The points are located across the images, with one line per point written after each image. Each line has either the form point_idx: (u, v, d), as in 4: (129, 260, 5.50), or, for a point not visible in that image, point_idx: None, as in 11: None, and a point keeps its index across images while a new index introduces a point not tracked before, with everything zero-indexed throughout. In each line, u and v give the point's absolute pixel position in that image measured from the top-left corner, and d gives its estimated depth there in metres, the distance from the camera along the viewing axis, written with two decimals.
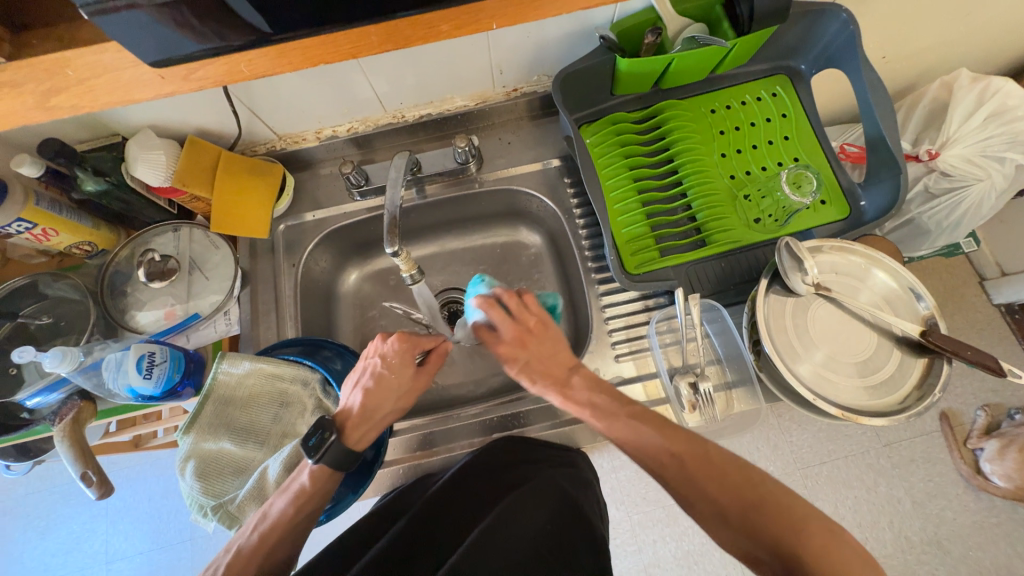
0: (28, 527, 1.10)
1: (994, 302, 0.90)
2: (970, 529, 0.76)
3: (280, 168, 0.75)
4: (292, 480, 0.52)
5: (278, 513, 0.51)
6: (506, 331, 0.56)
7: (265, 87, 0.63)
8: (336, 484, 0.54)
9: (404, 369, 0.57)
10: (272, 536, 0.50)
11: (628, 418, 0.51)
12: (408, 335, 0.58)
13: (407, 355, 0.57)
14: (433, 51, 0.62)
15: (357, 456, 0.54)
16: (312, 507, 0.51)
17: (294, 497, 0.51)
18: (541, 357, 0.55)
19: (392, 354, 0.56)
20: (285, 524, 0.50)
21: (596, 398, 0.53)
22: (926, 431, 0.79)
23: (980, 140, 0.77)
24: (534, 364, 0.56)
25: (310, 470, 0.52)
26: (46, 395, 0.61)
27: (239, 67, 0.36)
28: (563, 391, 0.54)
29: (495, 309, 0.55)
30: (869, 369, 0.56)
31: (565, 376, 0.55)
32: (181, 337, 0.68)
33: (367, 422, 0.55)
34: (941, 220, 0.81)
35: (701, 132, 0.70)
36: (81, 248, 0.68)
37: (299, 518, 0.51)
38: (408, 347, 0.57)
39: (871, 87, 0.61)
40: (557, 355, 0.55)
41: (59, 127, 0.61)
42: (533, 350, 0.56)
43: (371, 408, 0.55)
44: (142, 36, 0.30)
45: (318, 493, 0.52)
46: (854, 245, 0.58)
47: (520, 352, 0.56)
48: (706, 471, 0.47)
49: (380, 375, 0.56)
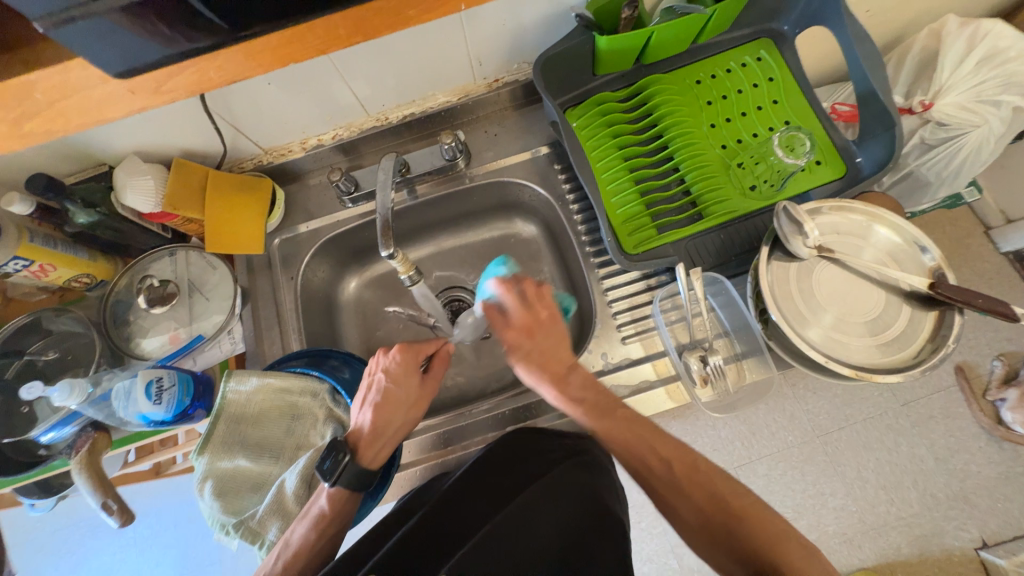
0: (61, 563, 1.12)
1: (1002, 251, 0.88)
2: (995, 481, 0.74)
3: (269, 182, 0.74)
4: (311, 505, 0.53)
5: (300, 539, 0.51)
6: (517, 317, 0.57)
7: (244, 100, 0.62)
8: (354, 505, 0.54)
9: (409, 379, 0.57)
10: (301, 562, 0.50)
11: (621, 418, 0.54)
12: (408, 345, 0.59)
13: (410, 364, 0.58)
14: (409, 47, 0.62)
15: (372, 475, 0.54)
16: (334, 530, 0.52)
17: (316, 520, 0.51)
18: (543, 349, 0.57)
19: (396, 367, 0.57)
20: (308, 549, 0.50)
21: (590, 396, 0.55)
22: (943, 385, 0.78)
23: (974, 85, 0.75)
24: (533, 357, 0.57)
25: (328, 493, 0.53)
26: (60, 429, 0.61)
27: (209, 75, 0.35)
28: (560, 386, 0.56)
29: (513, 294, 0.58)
30: (879, 327, 0.55)
31: (564, 371, 0.57)
32: (187, 360, 0.69)
33: (381, 439, 0.55)
34: (940, 171, 0.80)
35: (688, 105, 0.69)
36: (80, 281, 0.68)
37: (323, 540, 0.51)
38: (409, 356, 0.58)
39: (857, 41, 0.60)
40: (558, 349, 0.57)
41: (47, 161, 0.61)
42: (540, 337, 0.57)
43: (382, 423, 0.55)
44: (105, 47, 0.30)
45: (338, 514, 0.52)
46: (854, 204, 0.57)
47: (530, 341, 0.57)
48: (678, 479, 0.50)
49: (387, 389, 0.56)
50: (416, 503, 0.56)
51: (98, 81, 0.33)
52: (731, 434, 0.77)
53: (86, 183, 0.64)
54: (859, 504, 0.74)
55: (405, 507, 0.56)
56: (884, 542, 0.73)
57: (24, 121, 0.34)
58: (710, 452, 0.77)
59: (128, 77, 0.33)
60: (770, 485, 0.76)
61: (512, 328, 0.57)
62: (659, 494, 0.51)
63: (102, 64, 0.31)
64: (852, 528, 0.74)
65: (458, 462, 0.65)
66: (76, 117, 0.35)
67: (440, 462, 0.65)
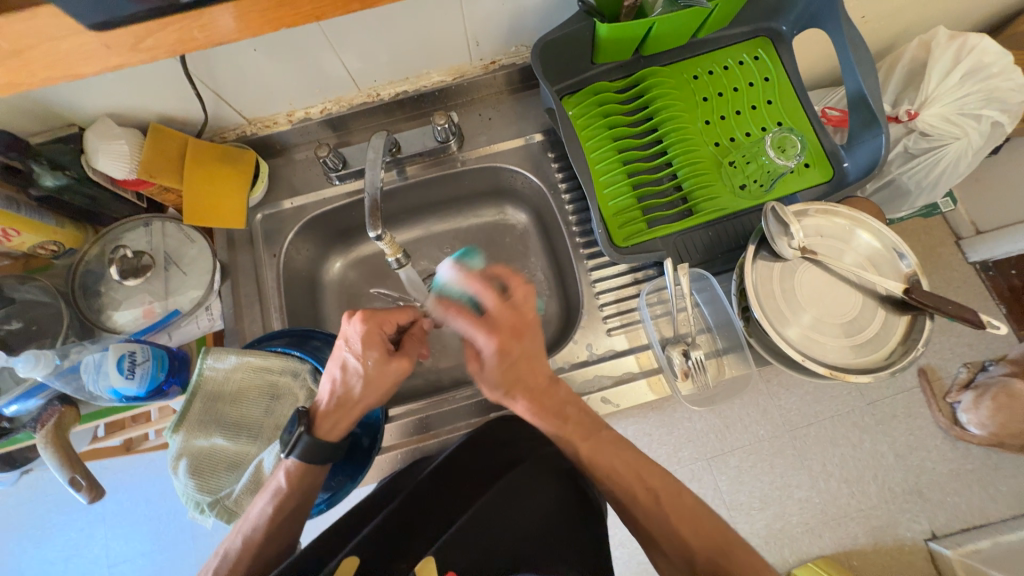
0: (24, 537, 1.08)
1: (969, 260, 0.91)
2: (947, 477, 0.78)
3: (253, 154, 0.72)
4: (272, 480, 0.52)
5: (258, 514, 0.51)
6: (501, 319, 0.54)
7: (227, 66, 0.59)
8: (318, 478, 0.53)
9: (369, 352, 0.52)
10: (255, 541, 0.50)
11: (605, 440, 0.54)
12: (371, 314, 0.53)
13: (374, 337, 0.52)
14: (405, 22, 0.60)
15: (331, 449, 0.53)
16: (291, 506, 0.51)
17: (273, 497, 0.51)
18: (522, 363, 0.55)
19: (357, 338, 0.52)
20: (265, 525, 0.50)
21: (569, 410, 0.55)
22: (906, 386, 0.81)
23: (957, 98, 0.77)
24: (507, 376, 0.55)
25: (287, 469, 0.52)
26: (23, 402, 0.59)
27: (194, 33, 0.36)
28: (538, 402, 0.55)
29: (489, 292, 0.54)
30: (854, 329, 0.57)
31: (546, 385, 0.56)
32: (162, 335, 0.67)
33: (342, 414, 0.53)
34: (920, 181, 0.82)
35: (684, 100, 0.69)
36: (46, 248, 0.65)
37: (280, 518, 0.51)
38: (371, 327, 0.52)
39: (852, 45, 0.60)
40: (536, 366, 0.55)
41: (12, 117, 0.58)
42: (518, 352, 0.54)
43: (340, 395, 0.53)
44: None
45: (297, 489, 0.51)
46: (838, 207, 0.59)
47: (515, 345, 0.54)
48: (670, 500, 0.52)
49: (345, 360, 0.52)
50: (397, 488, 0.56)
51: (67, 33, 0.33)
52: (705, 426, 0.80)
53: (55, 144, 0.61)
54: (822, 496, 0.78)
55: (386, 490, 0.56)
56: (842, 531, 0.77)
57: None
58: (683, 443, 0.79)
59: (104, 30, 0.34)
60: (739, 476, 0.79)
61: (497, 334, 0.53)
62: (643, 501, 0.52)
63: (80, 12, 0.32)
64: (813, 518, 0.78)
65: (439, 447, 0.65)
66: (41, 70, 0.35)
67: (420, 447, 0.66)
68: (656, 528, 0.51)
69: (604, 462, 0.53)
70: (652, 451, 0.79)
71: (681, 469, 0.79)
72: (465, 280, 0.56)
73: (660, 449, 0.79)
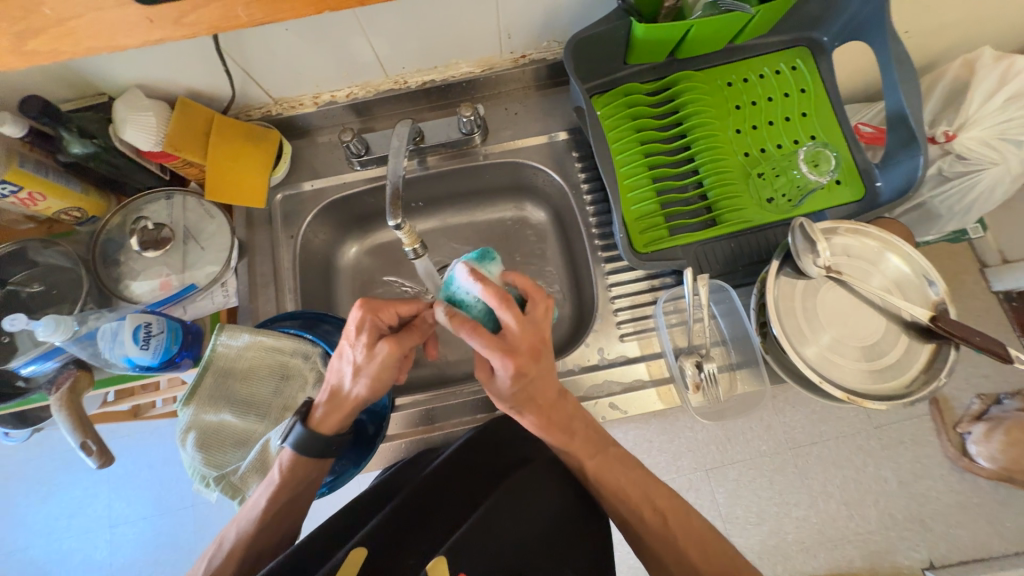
0: (30, 492, 1.11)
1: (993, 289, 0.89)
2: (952, 508, 0.77)
3: (277, 134, 0.72)
4: (270, 472, 0.52)
5: (256, 504, 0.51)
6: (518, 342, 0.45)
7: (259, 45, 0.59)
8: (315, 471, 0.53)
9: (360, 345, 0.49)
10: (253, 527, 0.51)
11: (612, 456, 0.54)
12: (367, 304, 0.49)
13: (369, 328, 0.49)
14: (438, 10, 0.59)
15: (327, 443, 0.52)
16: (288, 496, 0.51)
17: (269, 488, 0.51)
18: (536, 382, 0.49)
19: (351, 328, 0.49)
20: (263, 512, 0.51)
21: (575, 424, 0.53)
22: (918, 414, 0.80)
23: (1000, 122, 0.74)
24: (521, 394, 0.50)
25: (284, 459, 0.52)
26: (41, 363, 0.60)
27: (235, 11, 0.36)
28: (544, 418, 0.51)
29: (511, 309, 0.44)
30: (875, 354, 0.55)
31: (553, 403, 0.52)
32: (177, 308, 0.67)
33: (335, 407, 0.52)
34: (952, 205, 0.80)
35: (716, 107, 0.67)
36: (71, 214, 0.65)
37: (276, 508, 0.51)
38: (364, 319, 0.48)
39: (897, 61, 0.58)
40: (547, 384, 0.50)
41: (45, 82, 0.58)
42: (532, 374, 0.48)
43: (336, 385, 0.52)
44: None
45: (292, 481, 0.51)
46: (869, 228, 0.57)
47: (532, 367, 0.47)
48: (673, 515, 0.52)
49: (341, 350, 0.50)
50: (401, 478, 0.56)
51: (114, 5, 0.34)
52: (707, 437, 0.79)
53: (84, 112, 0.61)
54: (820, 517, 0.77)
55: (389, 482, 0.56)
56: (838, 554, 0.76)
57: (26, 39, 0.34)
58: (684, 452, 0.79)
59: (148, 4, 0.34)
60: (737, 490, 0.78)
61: (515, 356, 0.45)
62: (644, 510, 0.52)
63: None
64: (809, 538, 0.77)
65: (443, 440, 0.65)
66: (84, 40, 0.36)
67: (424, 438, 0.66)
68: (658, 537, 0.51)
69: (607, 469, 0.53)
70: (652, 458, 0.79)
71: (680, 478, 0.79)
72: (482, 293, 0.44)
73: (659, 456, 0.78)
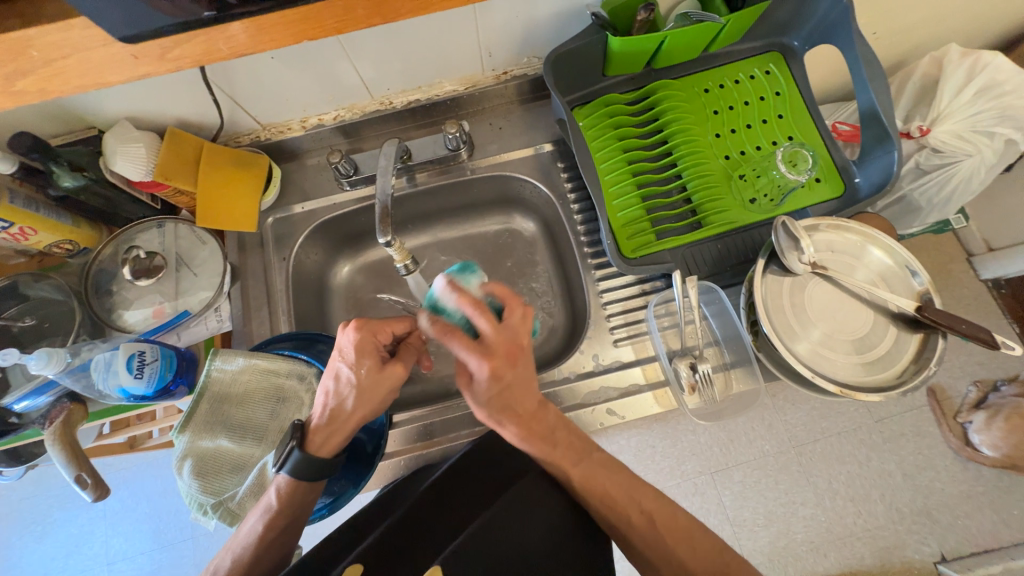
0: (25, 532, 1.09)
1: (981, 278, 0.90)
2: (958, 499, 0.77)
3: (266, 158, 0.73)
4: (264, 496, 0.52)
5: (251, 530, 0.51)
6: (495, 344, 0.49)
7: (245, 73, 0.61)
8: (311, 495, 0.52)
9: (363, 360, 0.51)
10: (248, 556, 0.50)
11: (596, 460, 0.55)
12: (365, 322, 0.52)
13: (368, 346, 0.52)
14: (419, 34, 0.61)
15: (322, 465, 0.51)
16: (283, 523, 0.50)
17: (264, 513, 0.51)
18: (513, 389, 0.52)
19: (350, 347, 0.52)
20: (260, 540, 0.50)
21: (559, 432, 0.55)
22: (916, 405, 0.80)
23: (970, 115, 0.77)
24: (497, 400, 0.52)
25: (279, 485, 0.51)
26: (34, 398, 0.60)
27: (218, 44, 0.37)
28: (525, 426, 0.54)
29: (484, 314, 0.48)
30: (865, 346, 0.56)
31: (534, 411, 0.55)
32: (171, 336, 0.67)
33: (335, 428, 0.53)
34: (931, 197, 0.81)
35: (695, 112, 0.69)
36: (62, 247, 0.66)
37: (271, 535, 0.50)
38: (365, 337, 0.52)
39: (864, 61, 0.60)
40: (528, 393, 0.53)
41: (35, 120, 0.59)
42: (509, 379, 0.51)
43: (334, 406, 0.52)
44: (118, 12, 0.32)
45: (287, 507, 0.51)
46: (849, 223, 0.58)
47: (509, 371, 0.50)
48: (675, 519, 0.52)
49: (340, 370, 0.52)
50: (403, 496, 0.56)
51: (100, 44, 0.35)
52: (710, 440, 0.79)
53: (74, 146, 0.62)
54: (827, 515, 0.76)
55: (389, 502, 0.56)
56: (848, 551, 0.76)
57: (17, 79, 0.35)
58: (687, 456, 0.79)
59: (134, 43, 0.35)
60: (744, 492, 0.78)
61: (491, 359, 0.48)
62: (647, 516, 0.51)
63: (112, 25, 0.33)
64: (819, 537, 0.76)
65: (442, 455, 0.65)
66: (73, 79, 0.37)
67: (424, 454, 0.65)
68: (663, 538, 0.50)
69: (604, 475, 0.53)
70: (655, 463, 0.78)
71: (685, 483, 0.78)
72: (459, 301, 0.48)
73: (663, 462, 0.78)
